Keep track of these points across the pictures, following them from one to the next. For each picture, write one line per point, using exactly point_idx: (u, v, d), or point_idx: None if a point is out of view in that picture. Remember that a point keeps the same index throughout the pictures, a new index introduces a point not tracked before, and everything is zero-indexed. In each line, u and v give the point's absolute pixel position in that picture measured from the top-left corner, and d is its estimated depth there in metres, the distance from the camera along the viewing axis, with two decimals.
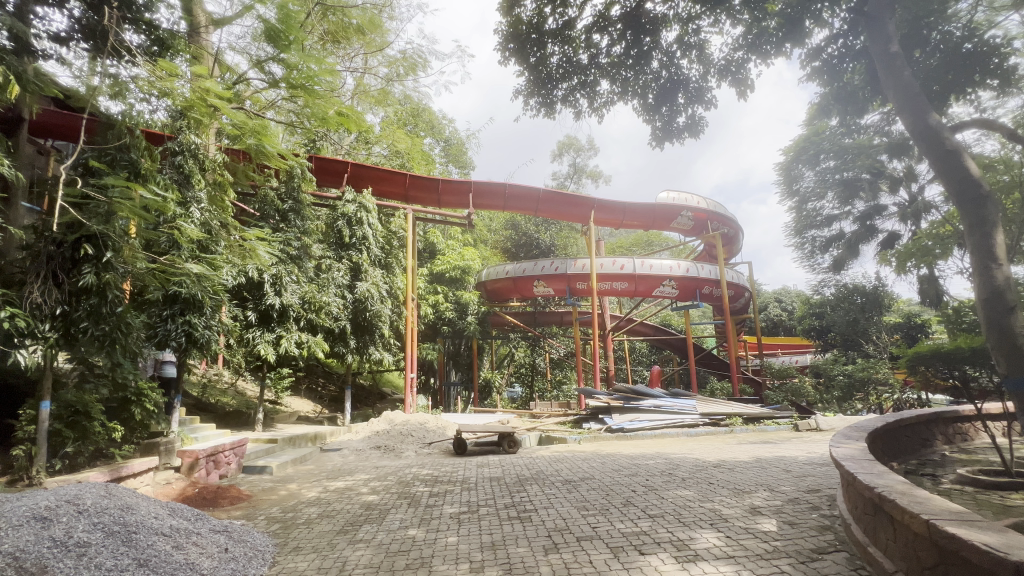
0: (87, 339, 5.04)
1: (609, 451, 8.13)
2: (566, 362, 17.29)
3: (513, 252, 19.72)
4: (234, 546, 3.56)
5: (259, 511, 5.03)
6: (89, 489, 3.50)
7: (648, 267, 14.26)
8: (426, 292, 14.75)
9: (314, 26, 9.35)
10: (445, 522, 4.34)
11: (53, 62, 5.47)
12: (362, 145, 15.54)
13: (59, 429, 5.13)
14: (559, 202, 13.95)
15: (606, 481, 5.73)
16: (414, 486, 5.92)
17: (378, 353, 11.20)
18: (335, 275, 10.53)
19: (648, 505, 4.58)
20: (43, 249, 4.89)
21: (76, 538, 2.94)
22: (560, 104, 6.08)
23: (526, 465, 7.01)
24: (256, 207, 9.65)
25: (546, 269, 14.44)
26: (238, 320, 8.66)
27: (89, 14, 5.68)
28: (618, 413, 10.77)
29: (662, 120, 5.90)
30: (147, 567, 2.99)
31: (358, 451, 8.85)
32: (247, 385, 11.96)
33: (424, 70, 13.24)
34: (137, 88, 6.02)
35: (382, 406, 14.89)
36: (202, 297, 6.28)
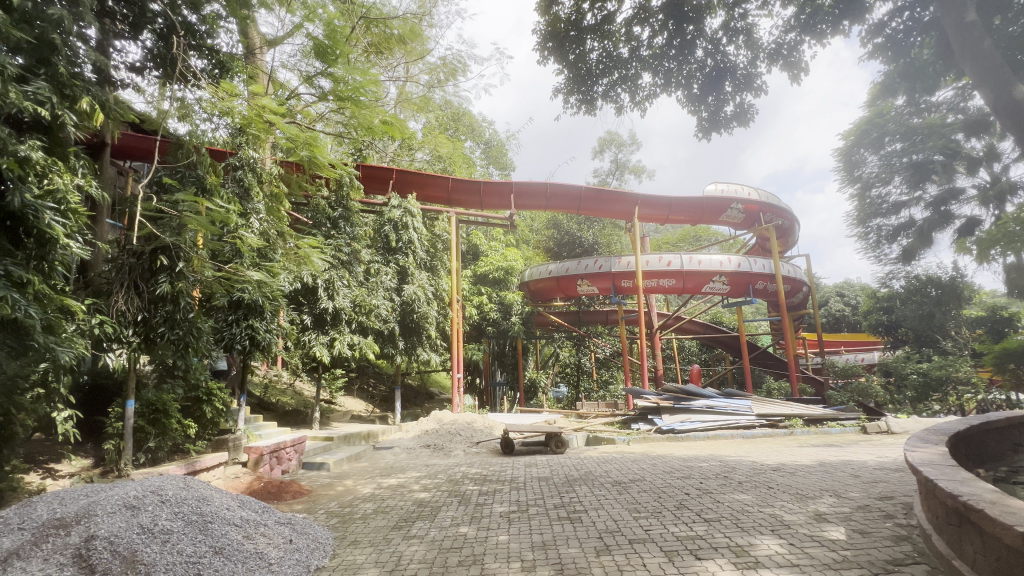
0: (164, 343, 5.47)
1: (659, 452, 7.95)
2: (612, 361, 17.03)
3: (555, 251, 19.66)
4: (298, 538, 3.77)
5: (319, 505, 5.28)
6: (170, 480, 3.79)
7: (696, 263, 13.80)
8: (471, 293, 15.04)
9: (359, 39, 9.70)
10: (495, 521, 4.39)
11: (130, 90, 5.99)
12: (405, 151, 16.00)
13: (141, 425, 5.60)
14: (601, 199, 13.76)
15: (657, 483, 5.60)
16: (465, 485, 6.01)
17: (425, 354, 11.50)
18: (383, 279, 10.90)
19: (703, 508, 4.43)
20: (125, 261, 5.37)
21: (160, 525, 3.18)
22: (601, 101, 5.98)
23: (574, 466, 6.97)
24: (309, 215, 10.12)
25: (590, 268, 14.27)
26: (295, 324, 9.12)
27: (160, 43, 6.13)
28: (668, 414, 10.48)
29: (708, 110, 5.66)
30: (223, 554, 3.22)
31: (408, 449, 9.10)
32: (304, 386, 12.55)
33: (464, 75, 13.37)
34: (201, 109, 6.50)
35: (431, 406, 15.24)
36: (264, 302, 6.66)
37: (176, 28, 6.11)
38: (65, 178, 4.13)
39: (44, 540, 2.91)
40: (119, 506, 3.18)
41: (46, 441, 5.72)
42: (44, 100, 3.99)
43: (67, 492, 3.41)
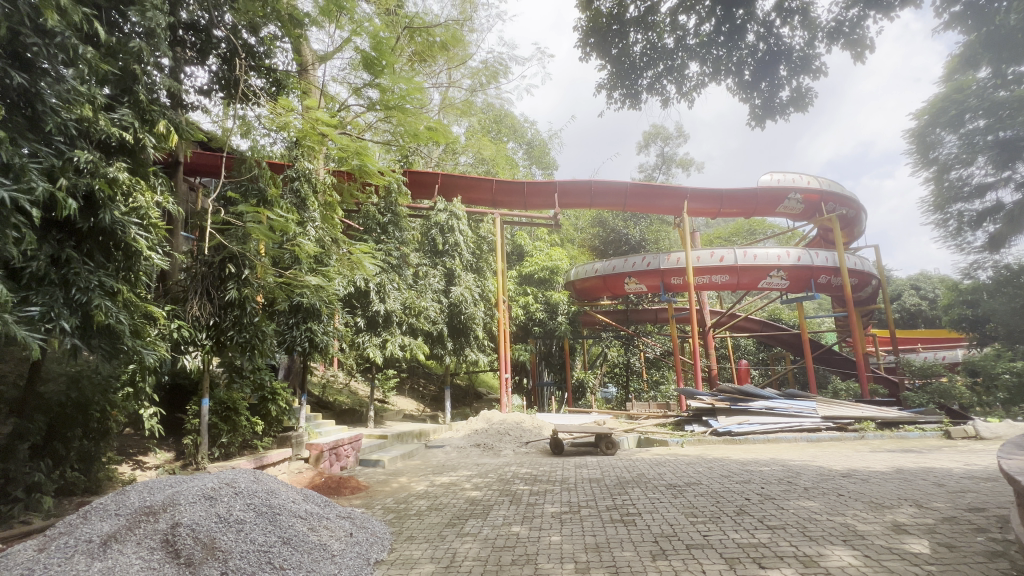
0: (234, 345, 5.87)
1: (715, 455, 7.67)
2: (662, 361, 16.58)
3: (601, 249, 19.39)
4: (357, 532, 3.93)
5: (376, 501, 5.48)
6: (242, 473, 4.06)
7: (751, 257, 13.18)
8: (517, 294, 15.13)
9: (404, 48, 9.98)
10: (547, 521, 4.38)
11: (199, 112, 6.47)
12: (450, 156, 16.34)
13: (215, 422, 6.04)
14: (647, 194, 13.42)
15: (715, 487, 5.39)
16: (516, 484, 6.04)
17: (473, 354, 11.67)
18: (431, 281, 11.17)
19: (766, 515, 4.22)
20: (199, 270, 5.82)
21: (234, 515, 3.41)
22: (646, 94, 5.80)
23: (626, 468, 6.84)
24: (360, 222, 10.52)
25: (637, 265, 13.94)
26: (350, 326, 9.50)
27: (224, 67, 6.56)
28: (724, 415, 10.06)
29: (762, 97, 5.37)
30: (290, 544, 3.42)
31: (459, 448, 9.26)
32: (359, 386, 13.04)
33: (505, 77, 13.46)
34: (261, 125, 6.92)
35: (479, 406, 15.42)
36: (321, 306, 6.97)
37: (238, 52, 6.53)
38: (147, 196, 4.53)
39: (137, 525, 3.18)
40: (199, 497, 3.44)
41: (135, 435, 6.25)
42: (128, 125, 4.40)
43: (153, 482, 3.71)
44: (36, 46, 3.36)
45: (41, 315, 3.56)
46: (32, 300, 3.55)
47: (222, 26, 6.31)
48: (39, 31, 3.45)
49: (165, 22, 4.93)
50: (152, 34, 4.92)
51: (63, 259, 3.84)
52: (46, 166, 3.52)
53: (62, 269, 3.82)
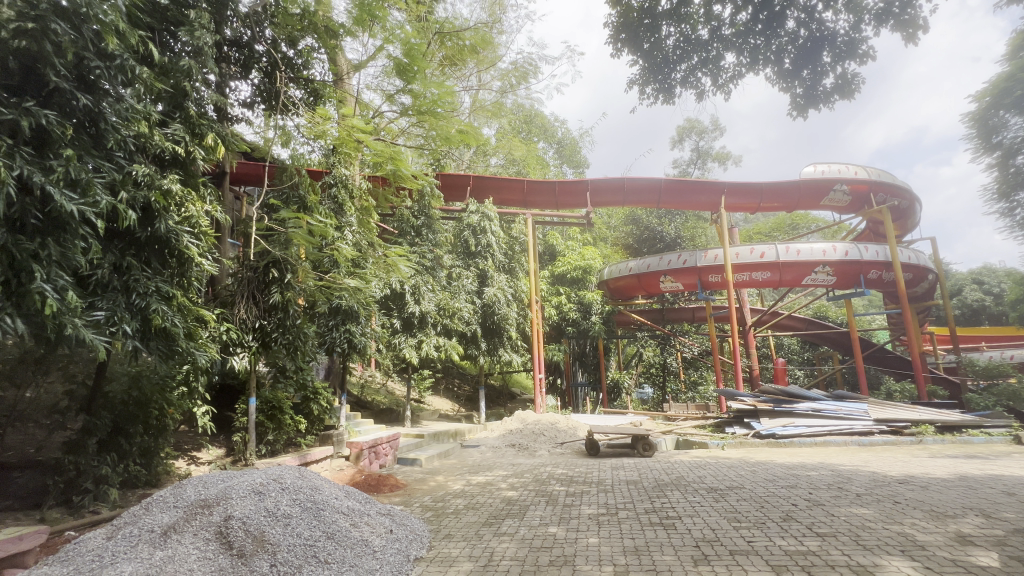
0: (278, 346, 6.11)
1: (758, 458, 7.40)
2: (700, 361, 16.14)
3: (635, 247, 19.07)
4: (397, 528, 4.01)
5: (414, 498, 5.59)
6: (289, 470, 4.23)
7: (794, 253, 12.64)
8: (549, 294, 15.11)
9: (434, 53, 10.14)
10: (584, 522, 4.34)
11: (243, 124, 6.78)
12: (480, 158, 16.48)
13: (262, 420, 6.30)
14: (683, 190, 13.09)
15: (759, 491, 5.20)
16: (552, 485, 6.04)
17: (507, 355, 11.71)
18: (464, 282, 11.28)
19: (815, 521, 4.04)
20: (245, 275, 6.10)
21: (282, 509, 3.55)
22: (679, 88, 5.59)
23: (665, 470, 6.71)
24: (394, 225, 10.76)
25: (673, 263, 13.62)
26: (386, 327, 9.72)
27: (265, 80, 6.82)
28: (767, 417, 9.69)
29: (803, 86, 5.08)
30: (334, 538, 3.53)
31: (494, 448, 9.31)
32: (395, 385, 13.31)
33: (535, 76, 13.43)
34: (300, 134, 7.18)
35: (514, 406, 15.45)
36: (359, 308, 7.15)
37: (278, 64, 6.79)
38: (197, 205, 4.79)
39: (194, 517, 3.37)
40: (249, 492, 3.61)
41: (189, 432, 6.60)
42: (179, 139, 4.68)
43: (207, 477, 3.91)
44: (100, 69, 3.59)
45: (106, 319, 3.82)
46: (99, 305, 3.81)
47: (263, 40, 6.59)
48: (101, 55, 3.66)
49: (210, 40, 5.20)
50: (199, 52, 5.18)
51: (124, 267, 4.10)
52: (109, 180, 3.77)
53: (123, 276, 4.08)
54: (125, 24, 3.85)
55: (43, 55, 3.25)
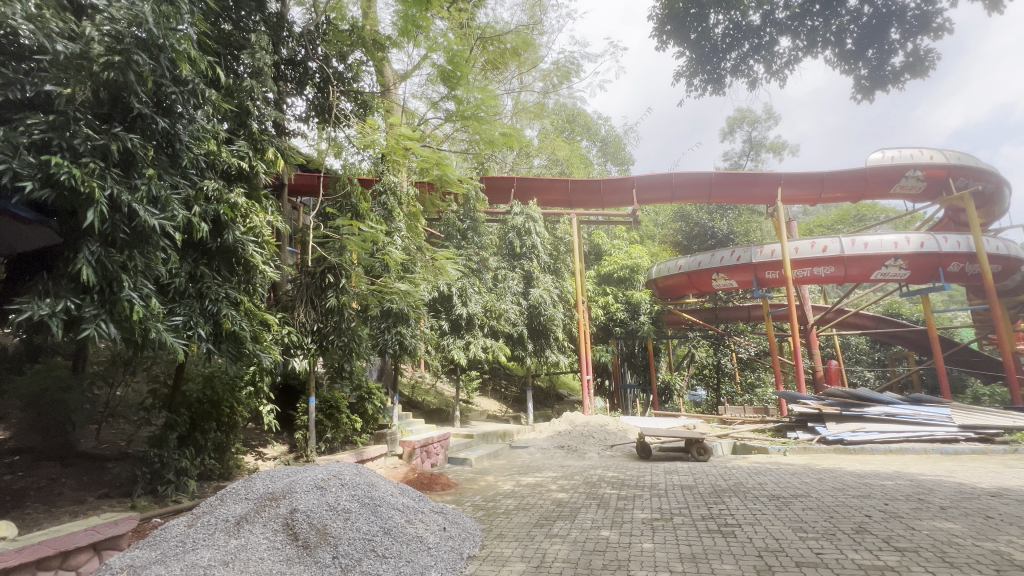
0: (335, 348, 6.41)
1: (825, 465, 6.96)
2: (757, 362, 15.38)
3: (684, 245, 18.44)
4: (450, 526, 4.09)
5: (465, 498, 5.68)
6: (347, 467, 4.41)
7: (861, 245, 11.81)
8: (596, 294, 14.92)
9: (476, 58, 10.30)
10: (638, 527, 4.25)
11: (299, 138, 7.16)
12: (524, 159, 16.54)
13: (321, 418, 6.63)
14: (735, 183, 12.51)
15: (826, 501, 4.88)
16: (603, 488, 5.95)
17: (554, 356, 11.66)
18: (510, 284, 11.35)
19: (892, 535, 3.74)
20: (304, 280, 6.43)
21: (342, 505, 3.71)
22: (730, 78, 5.35)
23: (721, 475, 6.45)
24: (442, 229, 11.07)
25: (726, 259, 13.06)
26: (435, 329, 9.95)
27: (319, 95, 7.13)
28: (834, 422, 9.04)
29: (868, 66, 4.72)
30: (391, 534, 3.65)
31: (543, 449, 9.29)
32: (444, 386, 13.59)
33: (578, 75, 13.32)
34: (351, 145, 7.48)
35: (562, 407, 15.38)
36: (409, 310, 7.37)
37: (329, 80, 7.10)
38: (260, 216, 5.08)
39: (263, 509, 3.59)
40: (312, 486, 3.80)
41: (256, 429, 7.04)
42: (244, 155, 5.01)
43: (273, 471, 4.14)
44: (175, 93, 3.91)
45: (184, 323, 4.16)
46: (178, 310, 4.16)
47: (315, 58, 6.92)
48: (176, 80, 3.98)
49: (269, 60, 5.54)
50: (259, 72, 5.52)
51: (198, 275, 4.42)
52: (184, 196, 4.08)
53: (198, 284, 4.42)
54: (195, 51, 4.16)
55: (128, 84, 3.58)
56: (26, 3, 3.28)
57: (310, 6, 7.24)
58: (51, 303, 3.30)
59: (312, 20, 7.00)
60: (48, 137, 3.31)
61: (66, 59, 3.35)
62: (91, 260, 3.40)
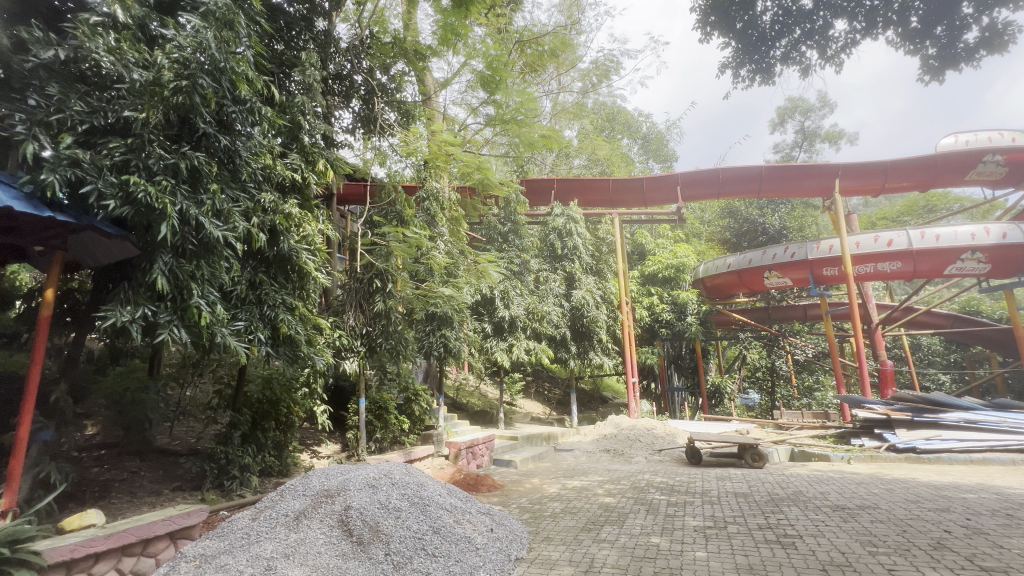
0: (382, 350, 6.62)
1: (894, 475, 6.47)
2: (815, 364, 14.55)
3: (733, 242, 17.73)
4: (498, 528, 4.13)
5: (512, 500, 5.70)
6: (396, 466, 4.53)
7: (931, 238, 10.94)
8: (640, 295, 14.61)
9: (515, 62, 10.38)
10: (690, 534, 4.13)
11: (347, 149, 7.46)
12: (563, 159, 16.48)
13: (371, 419, 6.85)
14: (788, 176, 11.87)
15: (898, 513, 4.54)
16: (651, 493, 5.81)
17: (598, 358, 11.53)
18: (553, 286, 11.31)
19: (977, 553, 3.43)
20: (353, 285, 6.68)
21: (392, 503, 3.81)
22: (779, 67, 5.11)
23: (778, 483, 6.14)
24: (483, 233, 11.18)
25: (779, 257, 12.42)
26: (479, 332, 10.04)
27: (364, 107, 7.37)
28: (905, 428, 8.42)
29: (937, 45, 4.37)
30: (440, 533, 3.72)
31: (588, 453, 9.18)
32: (488, 388, 13.69)
33: (617, 73, 13.15)
34: (394, 154, 7.70)
35: (606, 410, 15.13)
36: (453, 314, 7.49)
37: (374, 91, 7.33)
38: (313, 225, 5.34)
39: (320, 505, 3.74)
40: (364, 485, 3.93)
41: (311, 428, 7.36)
42: (297, 168, 5.28)
43: (328, 469, 4.32)
44: (234, 112, 4.16)
45: (246, 328, 4.42)
46: (240, 316, 4.43)
47: (360, 71, 7.17)
48: (235, 101, 4.26)
49: (317, 76, 5.81)
50: (309, 88, 5.81)
51: (257, 282, 4.69)
52: (244, 208, 4.34)
53: (257, 291, 4.69)
54: (252, 72, 4.43)
55: (194, 106, 3.86)
56: (107, 38, 3.64)
57: (355, 21, 7.55)
58: (132, 311, 3.61)
59: (356, 35, 7.28)
60: (127, 158, 3.62)
61: (142, 86, 3.67)
62: (165, 271, 3.70)
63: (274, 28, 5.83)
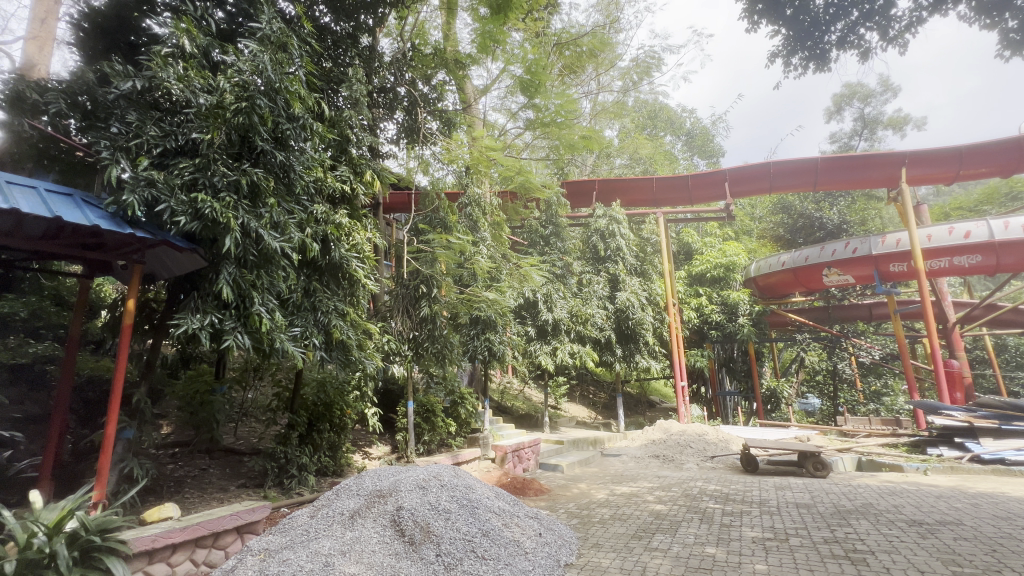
0: (430, 354, 6.75)
1: (980, 489, 5.91)
2: (883, 367, 13.56)
3: (787, 238, 16.90)
4: (546, 533, 4.12)
5: (559, 504, 5.67)
6: (445, 469, 4.60)
7: (1015, 229, 9.98)
8: (687, 296, 14.16)
9: (553, 65, 10.41)
10: (748, 546, 3.94)
11: (392, 159, 7.71)
12: (604, 160, 16.29)
13: (419, 421, 7.00)
14: (847, 167, 11.11)
15: (985, 531, 4.15)
16: (705, 501, 5.60)
17: (644, 361, 11.29)
18: (596, 288, 11.16)
19: None
20: (400, 291, 6.86)
21: (442, 505, 3.88)
22: (836, 52, 4.82)
23: (845, 494, 5.77)
24: (525, 236, 11.24)
25: (838, 253, 11.73)
26: (522, 336, 10.04)
27: (408, 118, 7.44)
28: (990, 438, 7.69)
29: (1019, 17, 3.99)
30: (489, 536, 3.74)
31: (637, 458, 8.98)
32: (533, 392, 13.69)
33: (659, 69, 12.87)
34: (437, 162, 7.88)
35: (654, 415, 14.74)
36: (496, 317, 7.53)
37: (416, 102, 7.46)
38: (362, 233, 5.53)
39: (373, 505, 3.86)
40: (415, 486, 4.02)
41: (363, 430, 7.61)
42: (347, 179, 5.48)
43: (380, 470, 4.46)
44: (289, 129, 4.39)
45: (301, 334, 4.63)
46: (297, 322, 4.65)
47: (403, 83, 7.33)
48: (290, 118, 4.49)
49: (363, 89, 6.03)
50: (356, 103, 6.04)
51: (312, 290, 4.90)
52: (299, 220, 4.56)
53: (311, 298, 4.91)
54: (304, 90, 4.66)
55: (253, 125, 4.11)
56: (177, 67, 3.94)
57: (396, 35, 7.81)
58: (200, 318, 3.89)
59: (399, 48, 7.50)
60: (195, 177, 3.90)
61: (208, 110, 3.96)
62: (229, 280, 3.96)
63: (322, 47, 6.08)
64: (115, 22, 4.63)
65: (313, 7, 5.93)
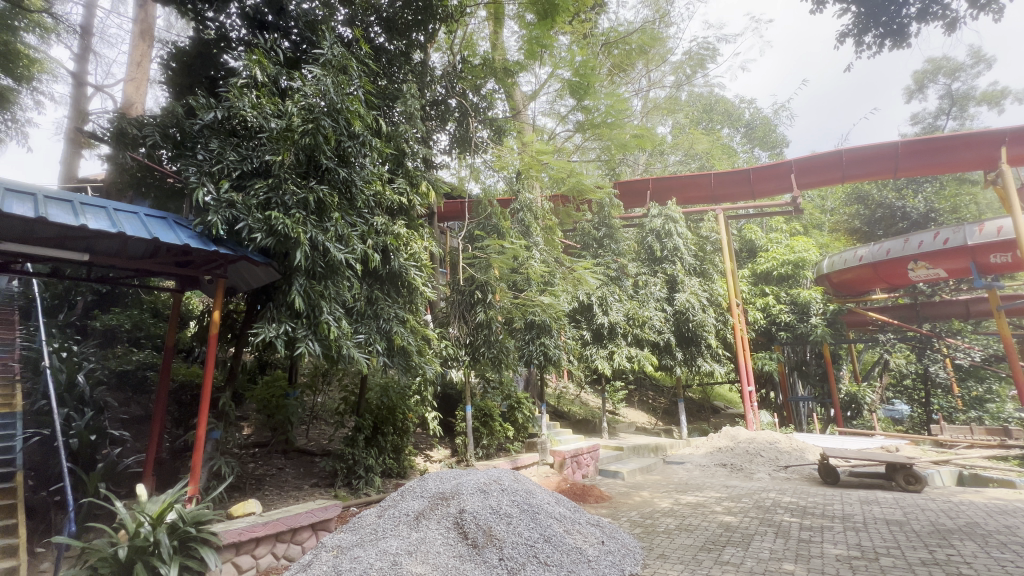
0: (486, 359, 6.83)
1: None
2: (984, 370, 12.14)
3: (865, 231, 15.59)
4: (609, 541, 4.03)
5: (621, 512, 5.54)
6: (505, 472, 4.63)
7: None
8: (752, 295, 13.40)
9: (602, 65, 10.33)
10: (831, 564, 3.65)
11: (444, 169, 7.91)
12: (657, 158, 15.87)
13: (477, 425, 7.09)
14: (935, 150, 10.07)
15: None
16: (779, 513, 5.26)
17: (707, 365, 10.84)
18: (653, 289, 10.85)
19: None
20: (456, 297, 7.01)
21: (502, 509, 3.91)
22: (916, 25, 4.41)
23: (944, 511, 5.21)
24: (578, 239, 11.14)
25: (926, 244, 10.70)
26: (577, 340, 9.92)
27: (459, 128, 7.62)
28: None
29: None
30: (551, 542, 3.73)
31: (702, 466, 8.58)
32: (590, 397, 13.47)
33: (713, 60, 12.38)
34: (487, 170, 8.00)
35: (719, 421, 14.06)
36: (552, 322, 7.48)
37: (467, 112, 7.60)
38: (419, 242, 5.68)
39: (437, 507, 3.96)
40: (476, 489, 4.09)
41: (424, 433, 7.82)
42: (404, 191, 5.68)
43: (442, 473, 4.56)
44: (350, 146, 4.62)
45: (365, 340, 4.84)
46: (361, 329, 4.86)
47: (453, 95, 7.49)
48: (351, 136, 4.73)
49: (417, 103, 6.23)
50: (410, 117, 6.26)
51: (374, 298, 5.12)
52: (361, 232, 4.77)
53: (374, 306, 5.12)
54: (363, 109, 4.88)
55: (318, 145, 4.37)
56: (251, 96, 4.28)
57: (446, 49, 8.05)
58: (276, 327, 4.17)
59: (449, 62, 7.71)
60: (268, 196, 4.20)
61: (279, 133, 4.26)
62: (300, 291, 4.24)
63: (378, 66, 6.34)
64: (198, 60, 5.12)
65: (369, 29, 6.24)
